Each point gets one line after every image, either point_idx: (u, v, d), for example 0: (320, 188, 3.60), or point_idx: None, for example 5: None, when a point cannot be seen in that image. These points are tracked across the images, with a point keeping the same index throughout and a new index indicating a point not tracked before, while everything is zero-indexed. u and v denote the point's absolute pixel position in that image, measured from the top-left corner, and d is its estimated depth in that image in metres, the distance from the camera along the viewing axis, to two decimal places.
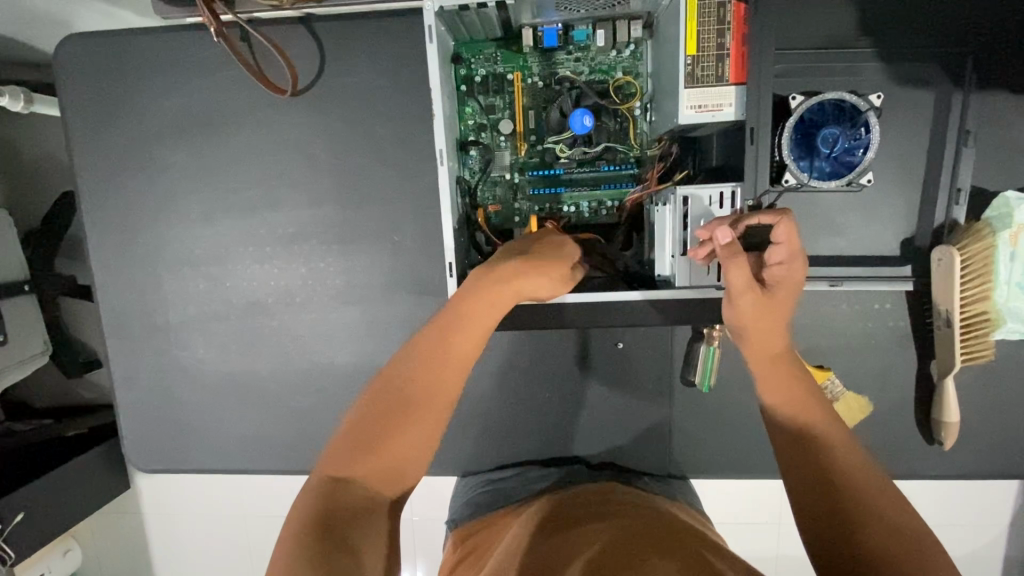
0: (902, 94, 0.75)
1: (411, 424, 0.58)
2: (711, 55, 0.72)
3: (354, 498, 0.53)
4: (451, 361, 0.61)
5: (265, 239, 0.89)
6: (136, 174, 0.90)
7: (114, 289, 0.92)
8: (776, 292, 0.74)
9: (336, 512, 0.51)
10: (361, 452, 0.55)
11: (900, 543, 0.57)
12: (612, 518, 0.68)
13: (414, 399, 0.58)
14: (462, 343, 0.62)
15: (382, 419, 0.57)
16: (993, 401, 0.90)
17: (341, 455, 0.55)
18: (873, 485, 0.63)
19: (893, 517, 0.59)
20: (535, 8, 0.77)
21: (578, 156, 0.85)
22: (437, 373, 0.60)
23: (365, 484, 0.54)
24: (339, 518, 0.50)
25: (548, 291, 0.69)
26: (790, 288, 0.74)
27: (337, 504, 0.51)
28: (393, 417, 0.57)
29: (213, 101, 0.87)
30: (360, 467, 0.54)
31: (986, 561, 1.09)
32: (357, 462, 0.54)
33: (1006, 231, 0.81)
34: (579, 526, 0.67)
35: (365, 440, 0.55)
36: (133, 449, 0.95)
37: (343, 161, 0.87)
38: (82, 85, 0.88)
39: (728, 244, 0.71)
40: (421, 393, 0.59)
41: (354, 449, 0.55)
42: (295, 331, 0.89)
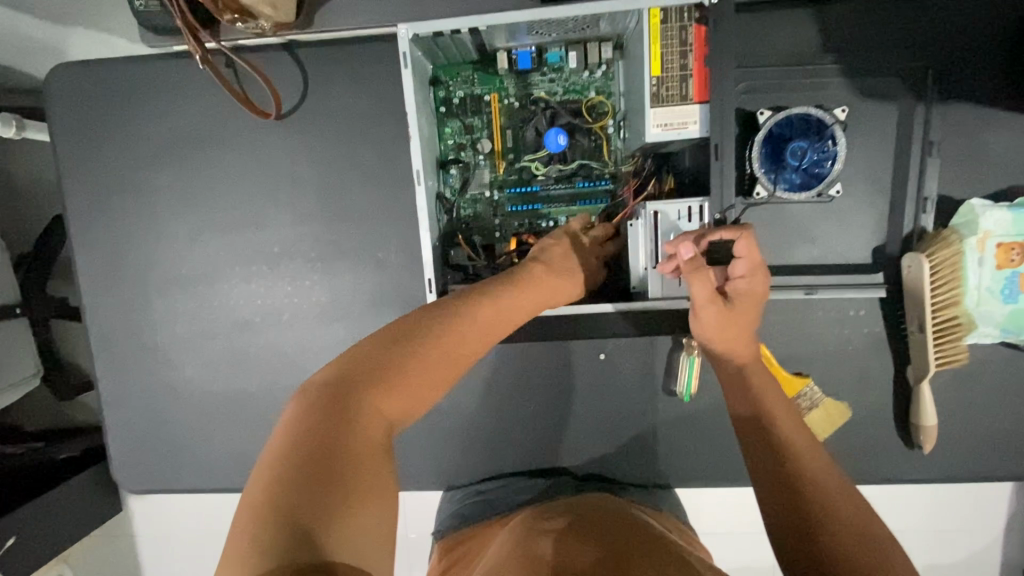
0: (865, 107, 0.88)
1: (431, 360, 0.57)
2: (676, 75, 0.71)
3: (360, 433, 0.49)
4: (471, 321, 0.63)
5: (253, 259, 1.00)
6: (135, 197, 1.00)
7: (106, 311, 1.04)
8: (740, 305, 0.73)
9: (339, 446, 0.47)
10: (376, 377, 0.53)
11: (859, 548, 0.54)
12: (585, 527, 0.73)
13: (436, 341, 0.59)
14: (483, 310, 0.65)
15: (394, 351, 0.56)
16: (969, 403, 0.94)
17: (352, 378, 0.53)
18: (841, 492, 0.60)
19: (855, 524, 0.56)
20: (507, 34, 0.80)
21: (554, 172, 0.86)
22: (462, 328, 0.62)
23: (375, 420, 0.51)
24: (345, 453, 0.47)
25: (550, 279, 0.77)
26: (752, 302, 0.73)
27: (340, 437, 0.48)
28: (416, 350, 0.57)
29: (220, 134, 0.96)
30: (377, 402, 0.52)
31: (971, 558, 1.17)
32: (369, 393, 0.52)
33: (973, 238, 0.88)
34: (553, 534, 0.73)
35: (382, 369, 0.54)
36: (122, 469, 1.08)
37: (328, 182, 0.96)
38: (74, 116, 0.98)
39: (690, 260, 0.70)
40: (446, 337, 0.60)
41: (369, 372, 0.53)
42: (285, 344, 1.01)
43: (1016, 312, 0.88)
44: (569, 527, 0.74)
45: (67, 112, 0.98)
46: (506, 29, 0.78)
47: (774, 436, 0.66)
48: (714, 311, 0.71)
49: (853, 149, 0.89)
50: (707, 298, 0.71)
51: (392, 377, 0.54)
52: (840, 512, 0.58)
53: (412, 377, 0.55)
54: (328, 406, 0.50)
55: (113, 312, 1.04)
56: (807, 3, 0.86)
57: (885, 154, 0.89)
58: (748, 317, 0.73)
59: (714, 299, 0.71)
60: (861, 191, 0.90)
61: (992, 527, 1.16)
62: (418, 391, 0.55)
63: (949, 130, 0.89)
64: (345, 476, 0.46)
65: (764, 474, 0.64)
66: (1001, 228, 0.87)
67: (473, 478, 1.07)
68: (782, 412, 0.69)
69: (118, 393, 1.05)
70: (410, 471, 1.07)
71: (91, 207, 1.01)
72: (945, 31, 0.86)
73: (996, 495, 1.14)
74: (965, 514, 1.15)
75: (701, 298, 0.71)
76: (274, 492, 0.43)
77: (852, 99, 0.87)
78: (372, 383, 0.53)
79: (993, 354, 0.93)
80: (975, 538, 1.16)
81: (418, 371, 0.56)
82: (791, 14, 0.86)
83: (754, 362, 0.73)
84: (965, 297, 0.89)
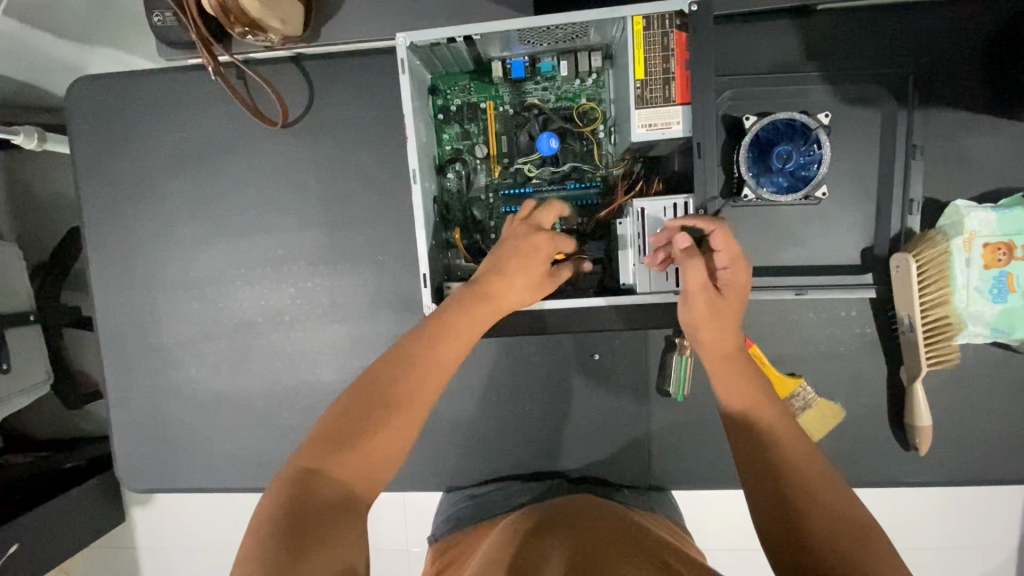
0: (848, 112, 0.91)
1: (392, 415, 0.64)
2: (659, 79, 0.75)
3: (328, 495, 0.58)
4: (432, 367, 0.68)
5: (258, 261, 1.03)
6: (145, 203, 1.04)
7: (114, 313, 1.07)
8: (727, 295, 0.75)
9: (310, 511, 0.56)
10: (336, 444, 0.61)
11: (853, 534, 0.55)
12: (563, 529, 0.75)
13: (396, 395, 0.65)
14: (449, 349, 0.70)
15: (356, 415, 0.63)
16: (963, 404, 0.94)
17: (318, 448, 0.61)
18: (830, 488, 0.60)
19: (844, 512, 0.57)
20: (501, 43, 0.84)
21: (547, 174, 0.90)
22: (425, 374, 0.67)
23: (340, 481, 0.60)
24: (311, 517, 0.56)
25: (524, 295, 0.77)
26: (737, 293, 0.75)
27: (308, 505, 0.56)
28: (377, 409, 0.64)
29: (229, 142, 1.01)
30: (340, 467, 0.60)
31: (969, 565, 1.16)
32: (330, 459, 0.60)
33: (959, 238, 0.89)
34: (536, 536, 0.75)
35: (346, 431, 0.62)
36: (125, 469, 1.10)
37: (331, 187, 1.00)
38: (91, 126, 1.03)
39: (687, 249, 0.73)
40: (409, 389, 0.66)
41: (334, 439, 0.61)
42: (285, 344, 1.04)
43: (1006, 311, 0.89)
44: (550, 531, 0.75)
45: (86, 122, 1.03)
46: (500, 39, 0.83)
47: (764, 430, 0.66)
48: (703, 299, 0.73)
49: (839, 154, 0.92)
50: (699, 285, 0.73)
51: (354, 440, 0.62)
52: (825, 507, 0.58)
53: (375, 439, 0.62)
54: (298, 480, 0.58)
55: (122, 313, 1.07)
56: (789, 15, 0.90)
57: (870, 159, 0.91)
58: (733, 309, 0.75)
59: (704, 287, 0.73)
60: (848, 194, 0.92)
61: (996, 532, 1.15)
62: (380, 448, 0.63)
63: (932, 133, 0.91)
64: (314, 535, 0.54)
65: (754, 474, 0.64)
66: (987, 228, 0.88)
67: (470, 481, 1.07)
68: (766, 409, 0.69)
69: (124, 393, 1.08)
70: (406, 473, 1.08)
71: (105, 212, 1.05)
72: (924, 39, 0.89)
73: (996, 502, 1.13)
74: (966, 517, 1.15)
75: (694, 286, 0.73)
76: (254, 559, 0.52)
77: (835, 105, 0.91)
78: (332, 451, 0.60)
79: (988, 355, 0.93)
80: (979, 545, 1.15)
81: (382, 428, 0.63)
82: (774, 25, 0.90)
83: (737, 353, 0.74)
84: (955, 297, 0.90)
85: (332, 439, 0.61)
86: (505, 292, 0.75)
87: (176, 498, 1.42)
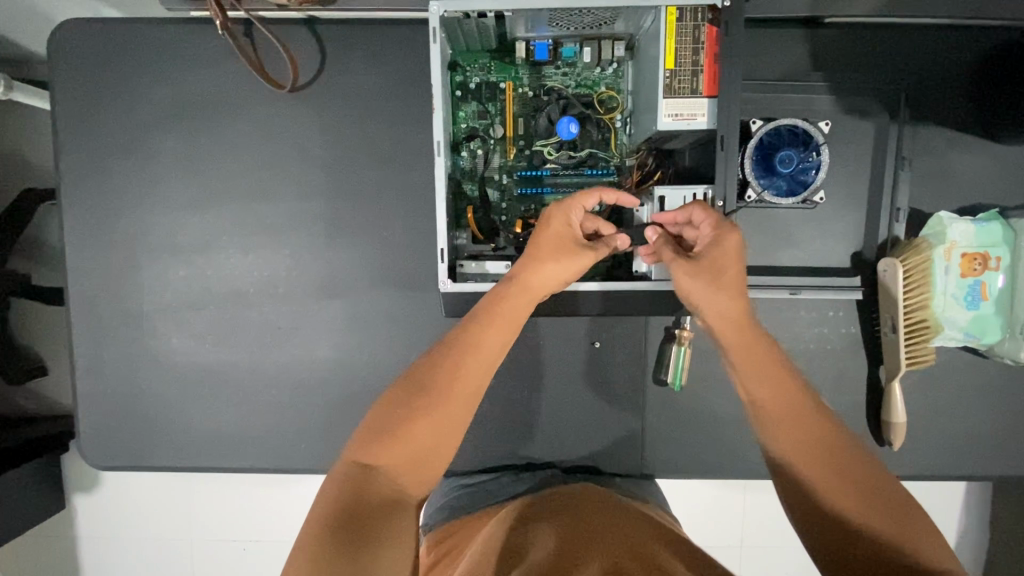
0: (848, 122, 0.96)
1: (441, 403, 0.66)
2: (688, 70, 0.77)
3: (381, 491, 0.61)
4: (477, 353, 0.69)
5: (253, 230, 0.99)
6: (132, 160, 0.98)
7: (88, 275, 1.00)
8: (710, 258, 0.71)
9: (365, 502, 0.58)
10: (381, 437, 0.64)
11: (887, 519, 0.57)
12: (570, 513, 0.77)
13: (444, 385, 0.67)
14: (495, 333, 0.71)
15: (404, 408, 0.65)
16: (933, 403, 1.01)
17: (366, 444, 0.63)
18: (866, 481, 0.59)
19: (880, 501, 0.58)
20: (529, 22, 0.84)
21: (564, 159, 0.90)
22: (467, 362, 0.69)
23: (391, 474, 0.63)
24: (366, 512, 0.58)
25: (557, 281, 0.76)
26: (722, 261, 0.71)
27: (362, 497, 0.59)
28: (422, 402, 0.66)
29: (229, 104, 0.96)
30: (388, 456, 0.63)
31: None
32: (377, 452, 0.63)
33: (941, 246, 0.96)
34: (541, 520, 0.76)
35: (393, 428, 0.64)
36: (88, 444, 1.03)
37: (336, 158, 0.97)
38: (73, 72, 0.96)
39: (657, 238, 0.77)
40: (451, 382, 0.67)
41: (380, 435, 0.63)
42: (277, 317, 1.00)
43: (976, 317, 0.96)
44: (555, 514, 0.77)
45: (68, 67, 0.95)
46: (528, 18, 0.82)
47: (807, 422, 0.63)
48: (678, 266, 0.71)
49: (837, 162, 0.97)
50: (668, 255, 0.73)
51: (395, 436, 0.64)
52: (858, 512, 0.58)
53: (423, 426, 0.65)
54: (352, 472, 0.61)
55: (98, 276, 1.00)
56: (799, 24, 0.94)
57: (864, 168, 0.97)
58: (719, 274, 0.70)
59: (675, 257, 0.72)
60: (842, 200, 0.97)
61: (939, 519, 1.25)
62: (425, 439, 0.64)
63: (920, 148, 0.97)
64: (369, 525, 0.57)
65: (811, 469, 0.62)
66: (965, 239, 0.95)
67: (461, 467, 1.06)
68: (787, 398, 0.65)
69: (94, 362, 1.01)
70: None
71: (84, 167, 0.98)
72: (920, 60, 0.95)
73: (938, 494, 1.24)
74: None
75: (665, 260, 0.73)
76: (310, 543, 0.54)
77: (836, 115, 0.95)
78: (380, 442, 0.63)
79: (958, 358, 1.00)
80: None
81: (428, 420, 0.65)
82: (786, 33, 0.94)
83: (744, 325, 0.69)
84: (934, 302, 0.96)
85: (378, 433, 0.64)
86: (540, 276, 0.74)
87: (130, 476, 1.33)
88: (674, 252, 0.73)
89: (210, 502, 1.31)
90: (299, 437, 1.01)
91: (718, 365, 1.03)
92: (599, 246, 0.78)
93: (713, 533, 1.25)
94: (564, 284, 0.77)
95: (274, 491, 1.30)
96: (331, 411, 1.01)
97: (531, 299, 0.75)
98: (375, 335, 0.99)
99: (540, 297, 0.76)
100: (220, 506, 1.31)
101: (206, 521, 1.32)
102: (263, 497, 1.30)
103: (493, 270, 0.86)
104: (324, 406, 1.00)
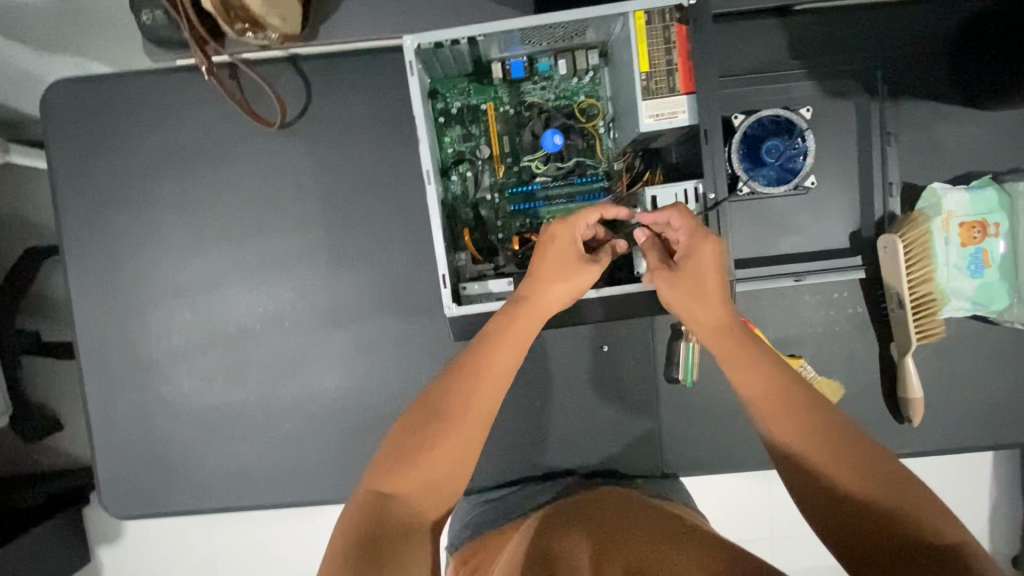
0: (830, 105, 0.97)
1: (453, 426, 0.66)
2: (663, 70, 0.77)
3: (400, 517, 0.61)
4: (486, 374, 0.70)
5: (254, 267, 1.00)
6: (130, 210, 0.99)
7: (96, 328, 1.01)
8: (689, 271, 0.73)
9: (383, 529, 0.59)
10: (396, 464, 0.64)
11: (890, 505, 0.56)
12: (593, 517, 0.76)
13: (456, 407, 0.67)
14: (503, 354, 0.71)
15: (417, 433, 0.66)
16: (949, 374, 1.00)
17: (384, 472, 0.64)
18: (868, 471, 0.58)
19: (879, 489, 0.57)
20: (501, 43, 0.85)
21: (552, 171, 0.91)
22: (476, 384, 0.69)
23: (409, 499, 0.63)
24: (386, 537, 0.58)
25: (563, 299, 0.77)
26: (703, 271, 0.73)
27: (381, 525, 0.59)
28: (436, 426, 0.66)
29: (220, 146, 0.98)
30: (404, 482, 0.63)
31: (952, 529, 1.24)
32: (395, 479, 0.63)
33: (938, 218, 0.95)
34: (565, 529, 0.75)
35: (408, 453, 0.65)
36: (109, 495, 1.03)
37: (329, 188, 0.98)
38: (67, 131, 0.98)
39: (646, 239, 0.79)
40: (462, 404, 0.68)
41: (396, 461, 0.64)
42: (285, 351, 1.00)
43: (982, 285, 0.95)
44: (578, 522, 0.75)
45: (61, 127, 0.98)
46: (501, 39, 0.84)
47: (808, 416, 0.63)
48: (657, 276, 0.74)
49: (823, 145, 0.97)
50: (653, 264, 0.76)
51: (411, 460, 0.64)
52: (865, 493, 0.57)
53: (436, 451, 0.65)
54: (370, 500, 0.62)
55: (106, 328, 1.01)
56: (771, 16, 0.95)
57: (851, 149, 0.97)
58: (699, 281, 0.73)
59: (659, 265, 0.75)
60: (833, 182, 0.98)
61: (968, 492, 1.23)
62: (440, 463, 0.65)
63: (905, 122, 0.98)
64: (390, 551, 0.57)
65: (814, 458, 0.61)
66: (962, 209, 0.95)
67: (481, 483, 1.06)
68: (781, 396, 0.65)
69: (108, 413, 1.02)
70: None
71: (84, 221, 1.00)
72: (894, 37, 0.96)
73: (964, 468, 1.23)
74: (944, 479, 1.22)
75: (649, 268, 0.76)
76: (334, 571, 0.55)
77: (817, 99, 0.96)
78: (398, 469, 0.64)
79: (968, 328, 0.99)
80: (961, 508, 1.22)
81: (442, 445, 0.65)
82: (759, 25, 0.95)
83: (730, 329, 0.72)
84: (938, 274, 0.95)
85: (394, 457, 0.64)
86: (544, 296, 0.76)
87: (152, 523, 1.33)
88: (657, 260, 0.76)
89: (235, 541, 1.31)
90: (316, 468, 1.01)
91: None
92: (603, 257, 0.79)
93: (741, 526, 1.23)
94: (570, 300, 0.78)
95: (298, 523, 1.29)
96: (346, 439, 1.00)
97: (539, 318, 0.76)
98: (383, 359, 0.99)
99: (547, 315, 0.77)
100: (244, 545, 1.31)
101: (231, 562, 1.31)
102: (287, 532, 1.29)
103: (496, 289, 0.87)
104: (338, 435, 1.00)
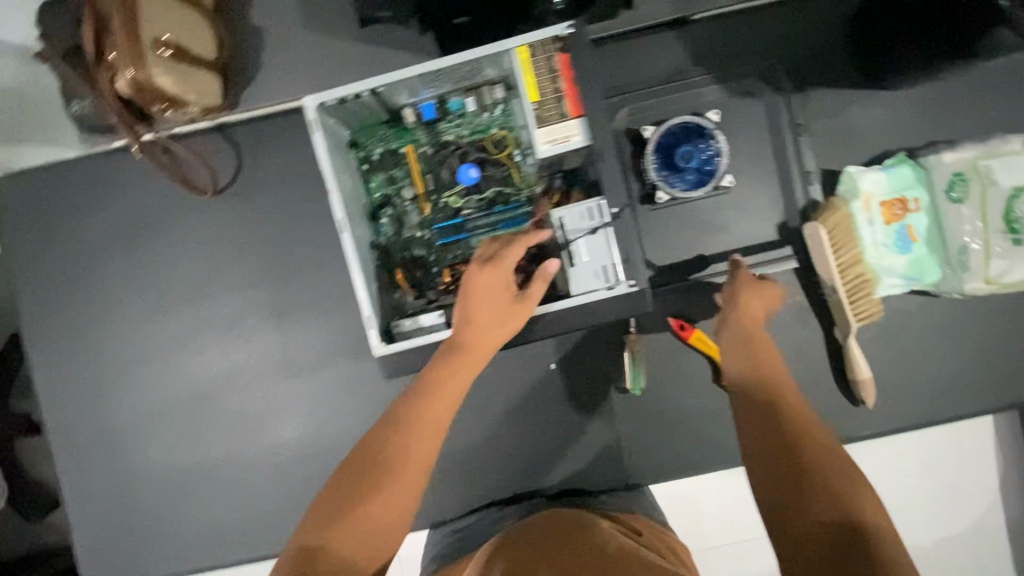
0: (737, 105, 1.00)
1: (390, 478, 0.67)
2: (551, 98, 0.81)
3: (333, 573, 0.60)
4: (423, 423, 0.71)
5: (206, 328, 1.03)
6: (82, 289, 1.04)
7: (62, 406, 1.05)
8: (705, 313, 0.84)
9: None
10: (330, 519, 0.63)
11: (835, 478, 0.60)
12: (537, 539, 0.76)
13: (393, 458, 0.68)
14: (441, 402, 0.73)
15: (354, 487, 0.66)
16: (895, 352, 1.00)
17: (317, 527, 0.63)
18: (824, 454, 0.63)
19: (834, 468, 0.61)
20: (406, 91, 0.90)
21: (474, 204, 0.94)
22: (416, 432, 0.70)
23: (343, 554, 0.62)
24: None
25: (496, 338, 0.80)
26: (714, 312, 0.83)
27: None
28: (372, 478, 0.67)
29: (161, 217, 1.02)
30: (338, 537, 0.62)
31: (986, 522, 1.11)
32: (328, 533, 0.63)
33: (858, 200, 0.97)
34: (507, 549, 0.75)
35: (344, 507, 0.64)
36: (88, 568, 1.05)
37: (268, 244, 1.02)
38: (18, 221, 1.03)
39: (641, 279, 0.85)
40: (400, 453, 0.69)
41: (331, 514, 0.63)
42: (242, 407, 1.03)
43: (913, 259, 0.96)
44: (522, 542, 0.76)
45: (13, 218, 1.03)
46: (405, 87, 0.89)
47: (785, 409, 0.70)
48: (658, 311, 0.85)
49: (737, 144, 1.00)
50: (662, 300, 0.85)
51: (347, 514, 0.64)
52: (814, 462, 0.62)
53: (372, 503, 0.65)
54: (302, 556, 0.61)
55: (71, 405, 1.04)
56: (668, 29, 0.99)
57: (764, 144, 1.00)
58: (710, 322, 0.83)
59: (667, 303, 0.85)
60: (752, 178, 1.00)
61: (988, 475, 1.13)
62: (378, 515, 0.65)
63: (812, 113, 1.00)
64: None
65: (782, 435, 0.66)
66: (880, 188, 0.96)
67: (450, 514, 1.06)
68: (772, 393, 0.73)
69: (81, 486, 1.04)
70: None
71: (41, 304, 1.04)
72: (789, 33, 0.99)
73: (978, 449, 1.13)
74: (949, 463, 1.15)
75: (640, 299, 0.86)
76: None
77: (724, 101, 0.99)
78: (334, 522, 0.63)
79: (906, 303, 1.00)
80: (973, 499, 1.10)
81: (379, 497, 0.65)
82: (657, 39, 0.99)
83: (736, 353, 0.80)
84: (867, 255, 0.97)
85: (332, 511, 0.64)
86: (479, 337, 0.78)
87: None
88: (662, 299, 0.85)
89: None
90: (284, 519, 1.02)
91: (676, 361, 1.03)
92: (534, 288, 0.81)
93: None
94: (504, 337, 0.81)
95: None
96: (311, 487, 1.02)
97: (475, 360, 0.78)
98: (338, 403, 1.02)
99: (483, 355, 0.79)
100: None
101: None
102: None
103: (427, 322, 0.90)
104: (302, 484, 1.02)
